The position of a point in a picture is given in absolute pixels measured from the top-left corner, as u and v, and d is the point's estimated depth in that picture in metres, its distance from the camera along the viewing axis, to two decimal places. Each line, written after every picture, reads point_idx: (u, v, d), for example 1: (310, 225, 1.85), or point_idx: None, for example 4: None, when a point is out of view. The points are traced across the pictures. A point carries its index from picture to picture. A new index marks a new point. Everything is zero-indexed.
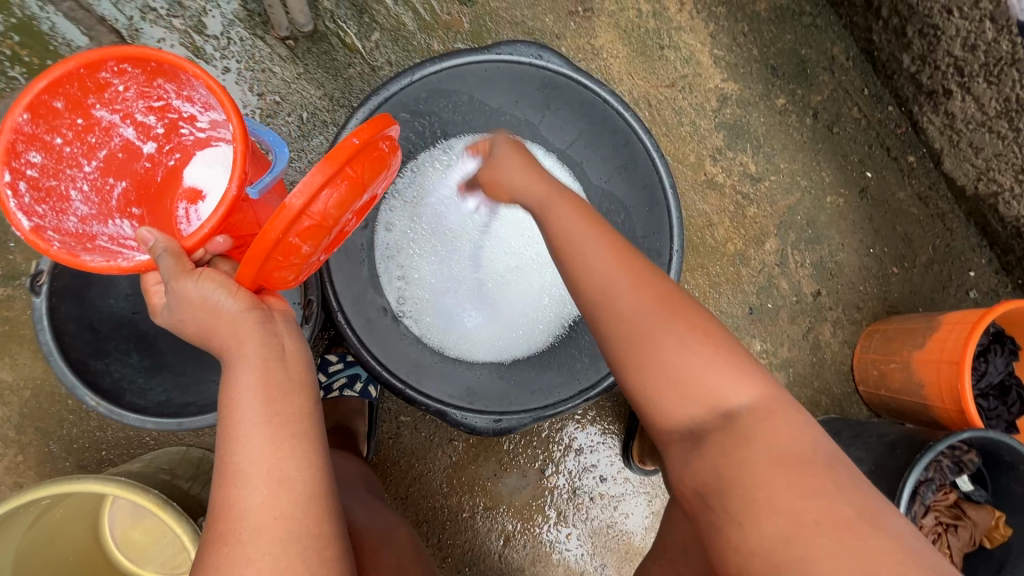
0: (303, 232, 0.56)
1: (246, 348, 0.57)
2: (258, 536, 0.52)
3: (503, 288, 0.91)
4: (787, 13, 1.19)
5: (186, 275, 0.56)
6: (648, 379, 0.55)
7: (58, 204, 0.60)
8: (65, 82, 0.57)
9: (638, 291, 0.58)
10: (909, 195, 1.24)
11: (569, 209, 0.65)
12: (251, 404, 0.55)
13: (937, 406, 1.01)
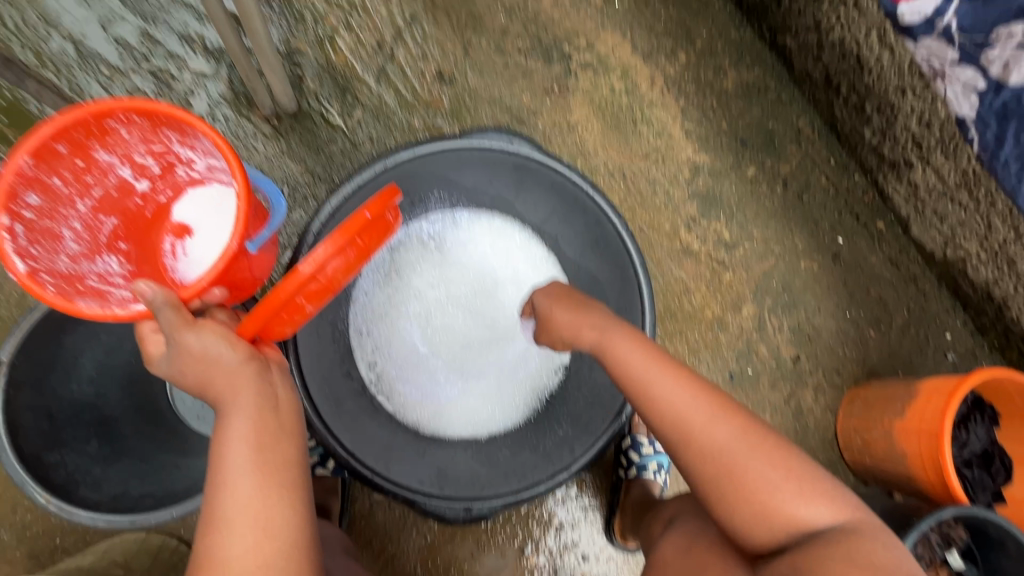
0: (310, 294, 0.60)
1: (241, 397, 0.58)
2: None
3: (479, 362, 0.90)
4: (753, 89, 1.26)
5: (184, 326, 0.56)
6: (737, 507, 0.62)
7: (51, 243, 0.62)
8: (72, 128, 0.59)
9: (717, 425, 0.64)
10: (880, 259, 1.27)
11: (633, 344, 0.69)
12: (242, 453, 0.57)
13: (921, 477, 1.00)
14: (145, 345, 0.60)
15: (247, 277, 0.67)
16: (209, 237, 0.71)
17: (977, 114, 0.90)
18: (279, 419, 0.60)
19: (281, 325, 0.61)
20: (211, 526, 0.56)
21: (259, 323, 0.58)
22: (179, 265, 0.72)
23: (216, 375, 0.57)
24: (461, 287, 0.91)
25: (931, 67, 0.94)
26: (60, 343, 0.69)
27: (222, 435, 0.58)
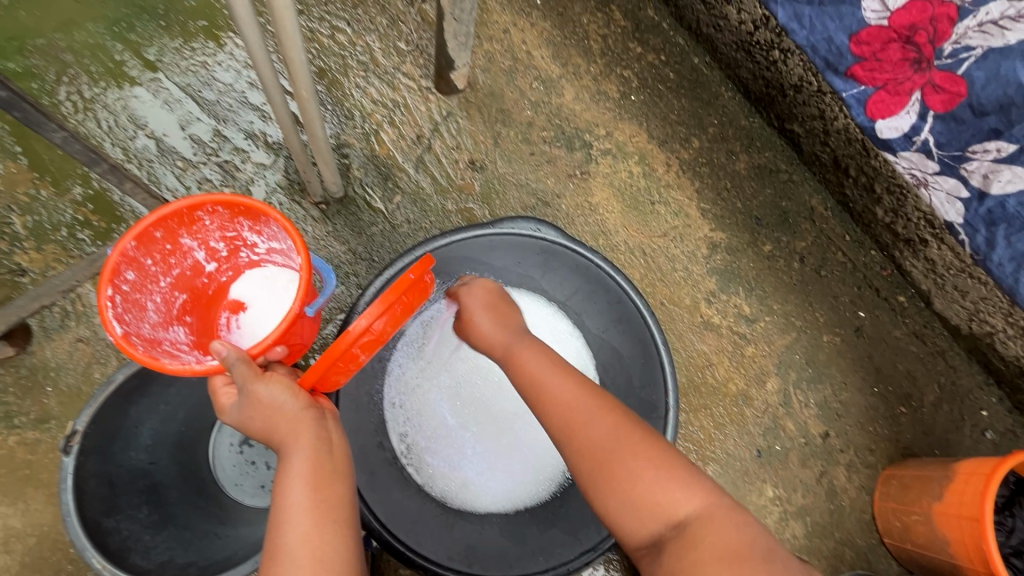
0: (362, 346, 0.69)
1: (302, 439, 0.65)
2: None
3: (508, 431, 0.92)
4: (764, 171, 1.34)
5: (256, 379, 0.65)
6: (603, 499, 0.66)
7: (138, 312, 0.70)
8: (169, 217, 0.69)
9: (596, 424, 0.69)
10: (905, 332, 1.28)
11: (535, 351, 0.78)
12: (300, 491, 0.62)
13: (967, 566, 0.95)
14: (220, 400, 0.69)
15: (301, 343, 0.76)
16: (263, 310, 0.81)
17: (964, 220, 0.89)
18: (333, 461, 0.66)
19: (336, 374, 0.70)
20: (271, 561, 0.59)
21: (319, 371, 0.67)
22: (232, 335, 0.81)
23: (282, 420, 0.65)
24: (488, 359, 0.94)
25: (913, 176, 0.93)
26: (126, 413, 0.74)
27: (283, 476, 0.63)
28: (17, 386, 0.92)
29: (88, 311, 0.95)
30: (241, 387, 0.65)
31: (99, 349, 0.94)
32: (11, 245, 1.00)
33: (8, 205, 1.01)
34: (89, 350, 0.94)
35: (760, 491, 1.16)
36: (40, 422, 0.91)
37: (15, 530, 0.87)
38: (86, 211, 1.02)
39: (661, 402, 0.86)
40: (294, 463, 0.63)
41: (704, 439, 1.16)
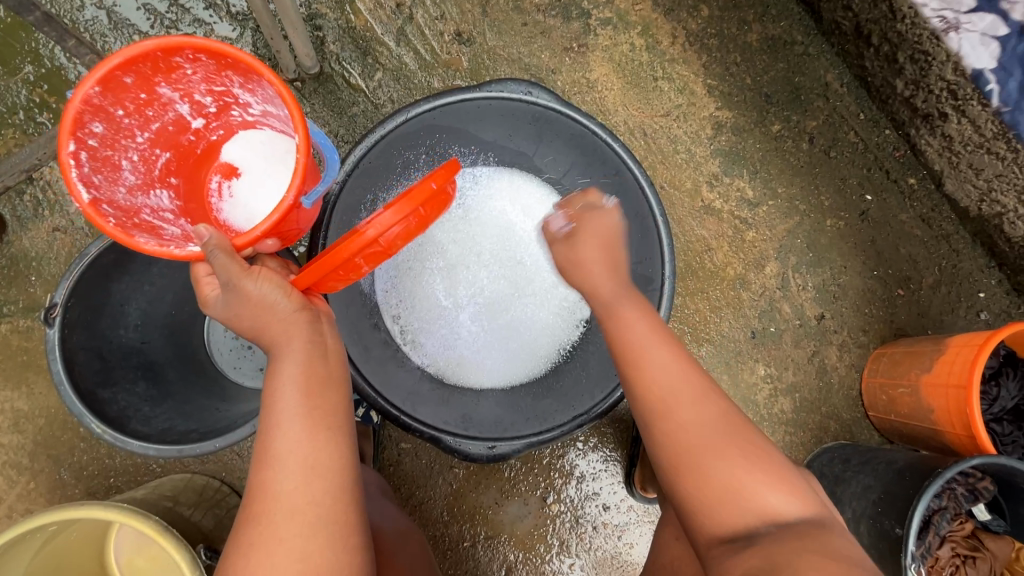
0: (371, 254, 0.62)
1: (293, 342, 0.60)
2: (291, 517, 0.55)
3: (504, 313, 0.92)
4: (778, 43, 1.22)
5: (238, 274, 0.58)
6: (687, 490, 0.61)
7: (108, 170, 0.62)
8: (139, 61, 0.58)
9: (698, 404, 0.62)
10: (911, 217, 1.24)
11: (638, 314, 0.68)
12: (293, 395, 0.59)
13: (948, 431, 0.99)
14: (199, 289, 0.62)
15: (295, 230, 0.69)
16: (258, 182, 0.71)
17: (997, 63, 0.95)
18: (329, 368, 0.62)
19: (337, 277, 0.64)
20: (263, 463, 0.58)
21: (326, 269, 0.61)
22: (224, 205, 0.73)
23: (272, 322, 0.59)
24: (481, 240, 0.92)
25: (944, 20, 0.98)
26: (108, 290, 0.72)
27: (273, 382, 0.59)
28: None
29: (60, 200, 0.92)
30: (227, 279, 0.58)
31: (78, 237, 0.92)
32: None
33: None
34: (69, 239, 0.92)
35: (752, 370, 1.18)
36: (30, 309, 0.90)
37: (23, 412, 0.89)
38: (42, 92, 0.94)
39: (658, 273, 0.83)
40: (285, 366, 0.59)
41: (699, 322, 1.16)
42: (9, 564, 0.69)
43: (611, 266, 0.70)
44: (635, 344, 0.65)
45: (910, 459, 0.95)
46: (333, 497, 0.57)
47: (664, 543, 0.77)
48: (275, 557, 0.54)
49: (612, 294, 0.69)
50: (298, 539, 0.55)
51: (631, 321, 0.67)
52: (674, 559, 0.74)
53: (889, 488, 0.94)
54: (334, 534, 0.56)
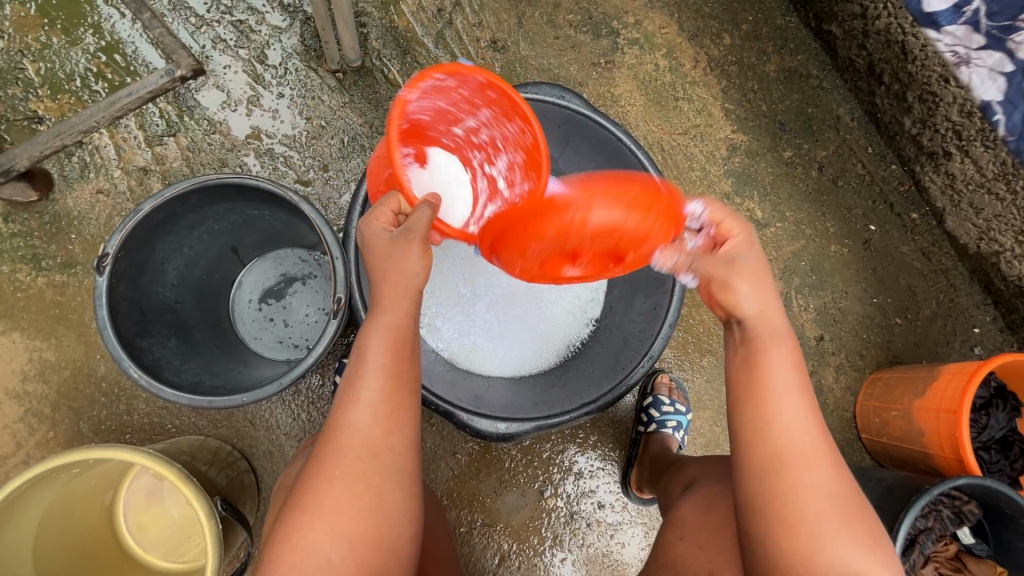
0: (557, 267, 0.66)
1: (394, 307, 0.65)
2: (373, 457, 0.62)
3: (519, 305, 0.96)
4: (795, 75, 1.29)
5: (421, 242, 0.63)
6: (779, 552, 0.57)
7: (420, 96, 0.66)
8: (512, 101, 0.67)
9: (818, 463, 0.59)
10: (912, 249, 1.28)
11: (784, 358, 0.63)
12: (379, 353, 0.64)
13: (937, 454, 1.03)
14: (375, 212, 0.65)
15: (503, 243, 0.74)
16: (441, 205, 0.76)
17: (1004, 97, 0.97)
18: (411, 336, 0.66)
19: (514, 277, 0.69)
20: (344, 404, 0.64)
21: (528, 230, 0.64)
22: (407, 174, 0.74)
23: (399, 284, 0.64)
24: None
25: (955, 54, 1.01)
26: (154, 248, 0.77)
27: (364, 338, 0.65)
28: (42, 231, 0.94)
29: (107, 164, 0.98)
30: (413, 234, 0.63)
31: (120, 201, 0.98)
32: (25, 91, 0.99)
33: (18, 49, 0.99)
34: (110, 202, 0.97)
35: None
36: (67, 266, 0.94)
37: (50, 363, 0.92)
38: (100, 63, 1.00)
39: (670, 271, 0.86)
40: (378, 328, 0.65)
41: None
42: (40, 494, 0.73)
43: (765, 291, 0.65)
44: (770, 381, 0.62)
45: (900, 478, 0.98)
46: (404, 447, 0.64)
47: (666, 541, 0.76)
48: (346, 489, 0.61)
49: (774, 328, 0.64)
50: (367, 482, 0.61)
51: (773, 366, 0.62)
52: (682, 556, 0.72)
53: (877, 503, 0.96)
54: (401, 480, 0.63)
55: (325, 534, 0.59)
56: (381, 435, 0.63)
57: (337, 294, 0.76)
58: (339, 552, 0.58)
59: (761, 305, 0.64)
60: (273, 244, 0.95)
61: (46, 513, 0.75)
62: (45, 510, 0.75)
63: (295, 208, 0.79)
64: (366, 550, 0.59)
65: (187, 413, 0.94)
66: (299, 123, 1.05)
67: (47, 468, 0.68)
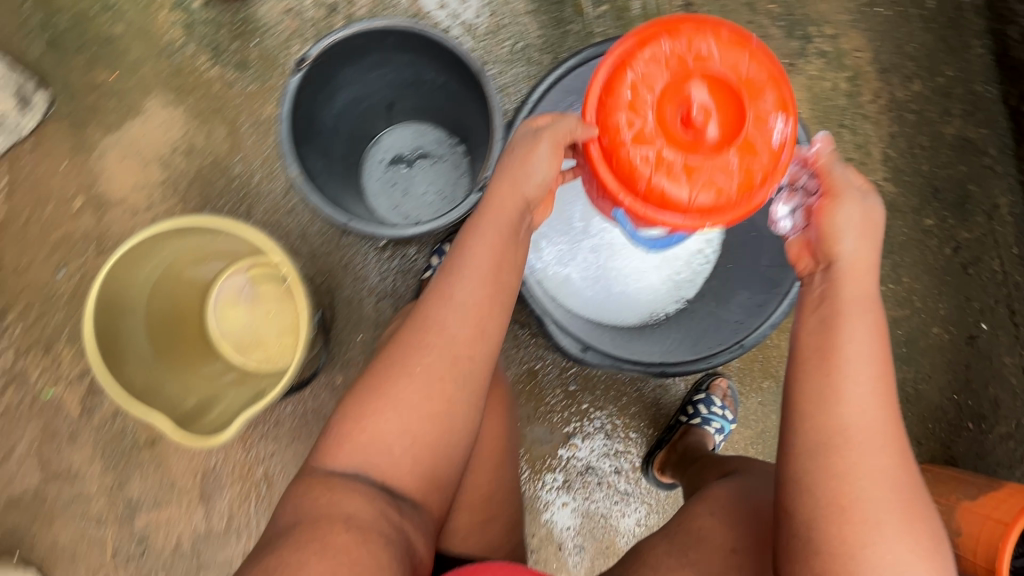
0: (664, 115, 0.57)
1: (505, 212, 0.65)
2: (450, 360, 0.62)
3: (625, 256, 0.97)
4: (970, 147, 1.22)
5: (550, 143, 0.63)
6: (825, 535, 0.57)
7: None
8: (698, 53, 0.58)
9: (890, 458, 0.58)
10: (1015, 363, 1.21)
11: (866, 331, 0.60)
12: (485, 255, 0.63)
13: (965, 557, 0.98)
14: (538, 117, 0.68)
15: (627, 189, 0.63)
16: None
17: None
18: (515, 253, 0.65)
19: (615, 169, 0.59)
20: (438, 300, 0.63)
21: (614, 65, 0.60)
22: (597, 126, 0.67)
23: (517, 182, 0.65)
24: None
25: None
26: (338, 71, 0.81)
27: (473, 240, 0.64)
28: (229, 27, 1.01)
29: None
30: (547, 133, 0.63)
31: (302, 26, 1.02)
32: None
33: None
34: (293, 24, 1.02)
35: None
36: (241, 67, 1.00)
37: (198, 147, 1.00)
38: None
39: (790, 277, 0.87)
40: (490, 238, 0.63)
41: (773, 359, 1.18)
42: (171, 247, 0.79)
43: (869, 236, 0.63)
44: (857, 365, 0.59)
45: None
46: (482, 361, 0.63)
47: (693, 512, 0.72)
48: (417, 382, 0.61)
49: (861, 296, 0.61)
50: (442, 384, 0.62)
51: (858, 339, 0.60)
52: (701, 526, 0.69)
53: None
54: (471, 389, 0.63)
55: (392, 418, 0.60)
56: (467, 345, 0.62)
57: (483, 172, 0.77)
58: (401, 441, 0.60)
59: (853, 250, 0.62)
60: (422, 116, 0.99)
61: (167, 266, 0.82)
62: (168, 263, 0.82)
63: (472, 81, 0.81)
64: (424, 451, 0.61)
65: (295, 237, 1.01)
66: (483, 14, 1.07)
67: (186, 224, 0.74)
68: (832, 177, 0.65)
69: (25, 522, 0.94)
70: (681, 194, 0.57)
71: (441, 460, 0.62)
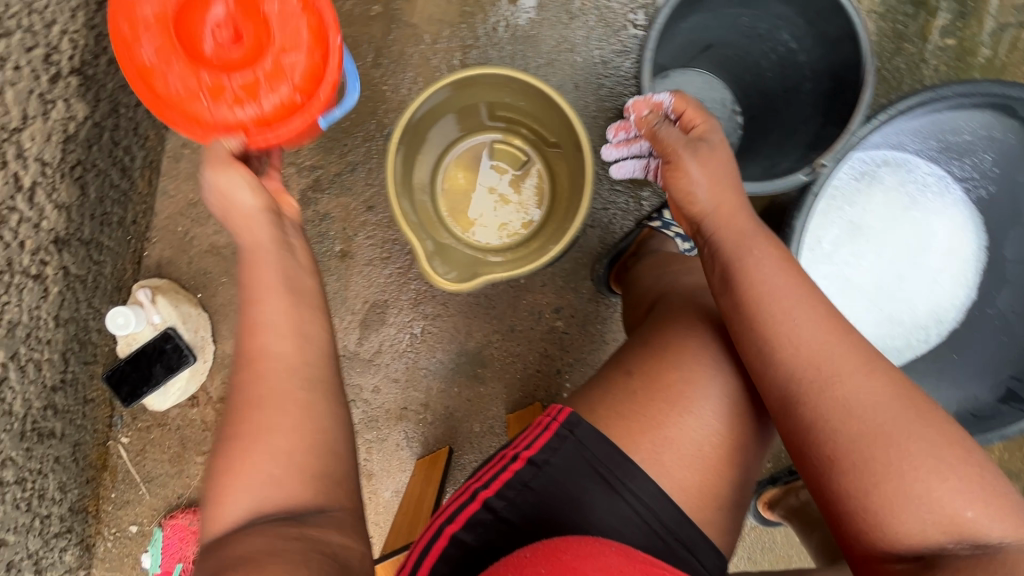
0: (201, 103, 0.57)
1: (258, 237, 0.59)
2: (269, 380, 0.53)
3: (858, 293, 0.94)
4: None
5: (222, 165, 0.58)
6: (846, 498, 0.55)
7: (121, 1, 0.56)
8: (138, 26, 0.56)
9: (853, 375, 0.56)
10: None
11: (773, 257, 0.63)
12: (273, 279, 0.57)
13: None
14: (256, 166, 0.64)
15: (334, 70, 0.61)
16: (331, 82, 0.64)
17: None
18: (295, 256, 0.60)
19: (279, 116, 0.59)
20: (246, 351, 0.55)
21: (145, 86, 0.56)
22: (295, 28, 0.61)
23: (236, 215, 0.59)
24: (894, 235, 0.94)
25: None
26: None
27: (261, 277, 0.57)
28: None
29: None
30: (212, 162, 0.58)
31: None
32: None
33: None
34: None
35: None
36: None
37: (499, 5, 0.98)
38: None
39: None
40: (264, 262, 0.57)
41: None
42: (485, 95, 0.88)
43: (723, 182, 0.69)
44: (772, 295, 0.61)
45: None
46: (318, 360, 0.56)
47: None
48: (257, 419, 0.52)
49: (741, 230, 0.66)
50: (286, 398, 0.53)
51: (764, 274, 0.62)
52: None
53: None
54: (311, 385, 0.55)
55: (259, 468, 0.50)
56: (297, 353, 0.55)
57: (822, 158, 0.71)
58: (276, 467, 0.51)
59: (712, 199, 0.68)
60: None
61: (463, 108, 0.90)
62: (465, 106, 0.90)
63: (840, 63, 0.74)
64: (303, 463, 0.51)
65: None
66: None
67: (522, 82, 0.82)
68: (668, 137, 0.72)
69: (215, 273, 1.01)
70: (299, 57, 0.58)
71: (326, 455, 0.53)
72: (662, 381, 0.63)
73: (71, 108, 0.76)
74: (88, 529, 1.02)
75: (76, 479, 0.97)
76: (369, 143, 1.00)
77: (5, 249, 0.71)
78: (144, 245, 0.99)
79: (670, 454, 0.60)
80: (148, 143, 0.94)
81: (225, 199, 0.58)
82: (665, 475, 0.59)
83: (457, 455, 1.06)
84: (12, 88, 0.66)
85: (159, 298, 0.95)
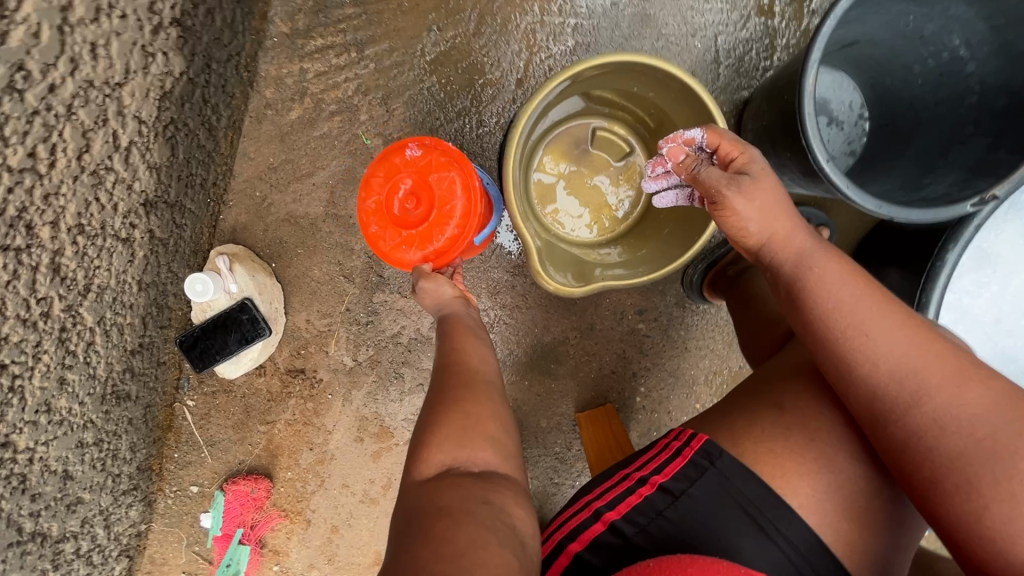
0: (412, 249, 0.70)
1: (455, 309, 0.73)
2: (459, 382, 0.64)
3: (985, 326, 0.86)
4: None
5: (430, 280, 0.71)
6: (961, 536, 0.49)
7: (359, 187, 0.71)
8: (371, 187, 0.70)
9: (941, 391, 0.50)
10: None
11: (840, 270, 0.56)
12: (470, 334, 0.71)
13: None
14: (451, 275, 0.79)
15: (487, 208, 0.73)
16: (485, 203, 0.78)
17: None
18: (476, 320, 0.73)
19: (455, 249, 0.70)
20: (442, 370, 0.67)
21: (377, 237, 0.70)
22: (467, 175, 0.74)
23: (442, 299, 0.73)
24: None
25: None
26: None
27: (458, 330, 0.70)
28: None
29: None
30: (420, 281, 0.72)
31: None
32: None
33: None
34: None
35: None
36: None
37: None
38: None
39: None
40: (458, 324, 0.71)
41: None
42: (619, 80, 0.81)
43: (775, 207, 0.59)
44: (843, 307, 0.54)
45: None
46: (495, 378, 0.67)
47: None
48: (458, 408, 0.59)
49: (800, 248, 0.59)
50: (473, 400, 0.60)
51: (829, 289, 0.55)
52: None
53: None
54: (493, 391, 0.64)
55: (457, 451, 0.55)
56: (481, 364, 0.68)
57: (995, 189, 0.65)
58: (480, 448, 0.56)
59: (764, 227, 0.60)
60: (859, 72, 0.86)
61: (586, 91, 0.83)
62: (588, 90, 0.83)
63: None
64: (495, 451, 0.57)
65: None
66: None
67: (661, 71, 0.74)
68: (705, 175, 0.61)
69: (291, 243, 0.97)
70: (465, 206, 0.69)
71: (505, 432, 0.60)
72: (814, 418, 0.57)
73: (169, 62, 0.70)
74: (151, 487, 1.01)
75: (144, 440, 0.96)
76: (462, 117, 0.93)
77: (100, 213, 0.67)
78: (221, 208, 0.95)
79: (835, 503, 0.54)
80: (232, 101, 0.89)
81: (434, 295, 0.73)
82: (818, 512, 0.54)
83: (522, 448, 1.03)
84: (116, 39, 0.61)
85: (236, 267, 0.93)
